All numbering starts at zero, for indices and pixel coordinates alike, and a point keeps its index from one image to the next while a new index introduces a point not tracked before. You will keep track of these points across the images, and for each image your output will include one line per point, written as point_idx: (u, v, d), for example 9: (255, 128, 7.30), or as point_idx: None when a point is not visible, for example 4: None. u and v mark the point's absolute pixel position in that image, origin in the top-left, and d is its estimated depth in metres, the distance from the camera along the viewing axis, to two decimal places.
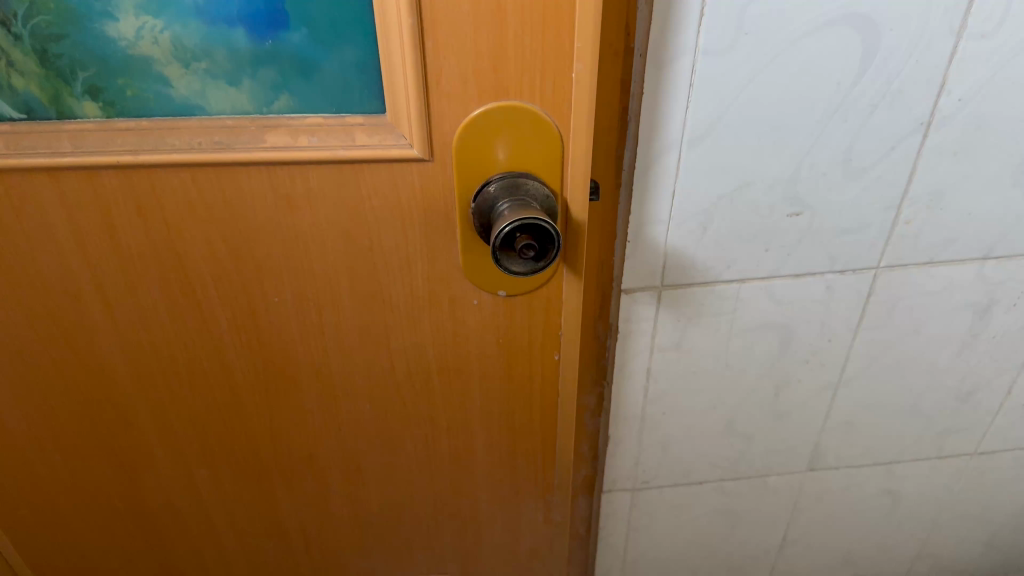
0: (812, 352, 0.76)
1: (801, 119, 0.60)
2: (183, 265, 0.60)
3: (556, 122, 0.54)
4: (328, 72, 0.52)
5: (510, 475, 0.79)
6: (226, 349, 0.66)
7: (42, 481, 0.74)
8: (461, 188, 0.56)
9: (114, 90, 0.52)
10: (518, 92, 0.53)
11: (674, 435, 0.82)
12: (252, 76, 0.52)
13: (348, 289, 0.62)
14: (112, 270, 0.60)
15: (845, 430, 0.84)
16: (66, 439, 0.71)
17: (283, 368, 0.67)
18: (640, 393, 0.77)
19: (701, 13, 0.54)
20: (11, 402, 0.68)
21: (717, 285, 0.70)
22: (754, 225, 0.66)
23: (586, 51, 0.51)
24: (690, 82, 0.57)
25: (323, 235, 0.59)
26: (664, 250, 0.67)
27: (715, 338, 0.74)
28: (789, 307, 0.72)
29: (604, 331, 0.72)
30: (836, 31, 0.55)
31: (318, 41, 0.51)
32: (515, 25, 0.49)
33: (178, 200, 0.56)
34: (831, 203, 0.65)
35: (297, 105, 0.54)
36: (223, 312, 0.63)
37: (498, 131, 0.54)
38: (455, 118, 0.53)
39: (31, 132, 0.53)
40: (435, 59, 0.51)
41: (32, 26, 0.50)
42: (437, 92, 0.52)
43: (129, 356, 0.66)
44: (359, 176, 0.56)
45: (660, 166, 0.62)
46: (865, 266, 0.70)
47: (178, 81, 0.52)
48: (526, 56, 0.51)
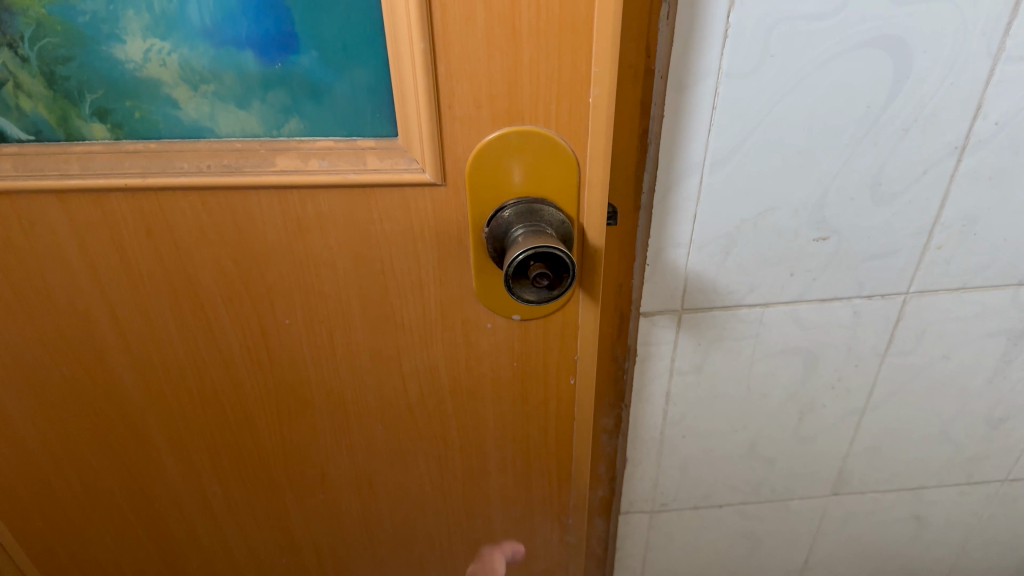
0: (837, 378, 0.74)
1: (829, 144, 0.58)
2: (193, 286, 0.59)
3: (572, 147, 0.53)
4: (338, 95, 0.52)
5: (525, 497, 0.78)
6: (238, 369, 0.65)
7: (55, 496, 0.74)
8: (473, 212, 0.55)
9: (122, 112, 0.52)
10: (533, 118, 0.51)
11: (693, 458, 0.80)
12: (262, 99, 0.51)
13: (360, 310, 0.61)
14: (121, 290, 0.59)
15: (870, 454, 0.82)
16: (77, 457, 0.71)
17: (294, 388, 0.67)
18: (659, 415, 0.75)
19: (725, 35, 0.52)
20: (22, 419, 0.67)
21: (740, 309, 0.68)
22: (778, 249, 0.63)
23: (603, 76, 0.49)
24: (713, 105, 0.55)
25: (334, 257, 0.58)
26: (684, 274, 0.65)
27: (737, 362, 0.72)
28: (814, 331, 0.70)
29: (622, 353, 0.71)
30: (866, 54, 0.53)
31: (329, 63, 0.50)
32: (529, 50, 0.48)
33: (187, 223, 0.56)
34: (859, 228, 0.63)
35: (307, 128, 0.53)
36: (233, 332, 0.62)
37: (512, 156, 0.53)
38: (469, 142, 0.52)
39: (40, 154, 0.53)
40: (447, 83, 0.49)
41: (39, 49, 0.49)
42: (449, 116, 0.51)
43: (140, 376, 0.65)
44: (369, 200, 0.55)
45: (681, 188, 0.60)
46: (894, 291, 0.67)
47: (188, 103, 0.51)
48: (541, 81, 0.50)
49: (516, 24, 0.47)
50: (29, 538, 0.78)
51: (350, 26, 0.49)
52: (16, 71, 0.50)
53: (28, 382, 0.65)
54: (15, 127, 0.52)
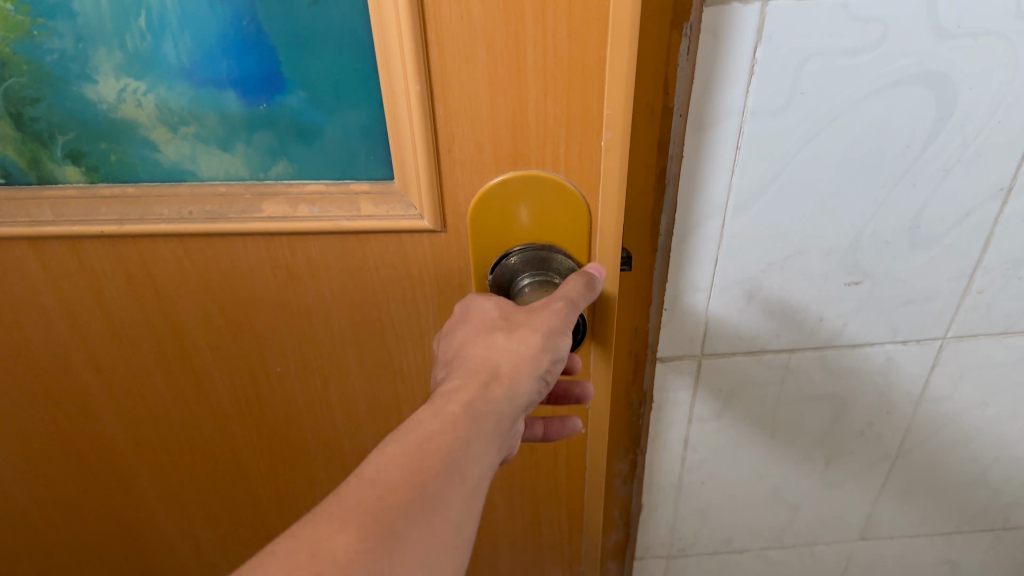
0: (868, 425, 0.69)
1: (863, 185, 0.53)
2: (178, 334, 0.56)
3: (582, 192, 0.48)
4: (330, 137, 0.47)
5: (534, 545, 0.74)
6: (228, 418, 0.61)
7: (42, 542, 0.71)
8: (477, 259, 0.51)
9: (97, 155, 0.48)
10: (540, 161, 0.47)
11: (712, 504, 0.75)
12: (247, 141, 0.47)
13: (355, 359, 0.57)
14: (102, 339, 0.56)
15: (901, 501, 0.77)
16: (64, 505, 0.67)
17: (288, 436, 0.63)
18: (677, 461, 0.71)
19: (751, 72, 0.48)
20: (5, 466, 0.64)
21: (765, 354, 0.63)
22: (807, 294, 0.59)
23: (616, 118, 0.44)
24: (736, 145, 0.51)
25: (327, 305, 0.54)
26: (705, 318, 0.60)
27: (760, 407, 0.67)
28: (844, 377, 0.65)
29: (638, 399, 0.66)
30: (905, 90, 0.49)
31: (318, 104, 0.46)
32: (536, 91, 0.44)
33: (169, 270, 0.52)
34: (894, 271, 0.58)
35: (296, 171, 0.48)
36: (222, 380, 0.59)
37: (518, 201, 0.48)
38: (470, 187, 0.48)
39: (11, 199, 0.49)
40: (446, 127, 0.45)
41: (5, 89, 0.45)
42: (449, 160, 0.47)
43: (125, 425, 0.62)
44: (364, 247, 0.51)
45: (702, 231, 0.55)
46: (930, 336, 0.63)
47: (167, 145, 0.47)
48: (549, 123, 0.45)
49: (522, 63, 0.43)
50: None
51: (341, 64, 0.44)
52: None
53: (9, 431, 0.62)
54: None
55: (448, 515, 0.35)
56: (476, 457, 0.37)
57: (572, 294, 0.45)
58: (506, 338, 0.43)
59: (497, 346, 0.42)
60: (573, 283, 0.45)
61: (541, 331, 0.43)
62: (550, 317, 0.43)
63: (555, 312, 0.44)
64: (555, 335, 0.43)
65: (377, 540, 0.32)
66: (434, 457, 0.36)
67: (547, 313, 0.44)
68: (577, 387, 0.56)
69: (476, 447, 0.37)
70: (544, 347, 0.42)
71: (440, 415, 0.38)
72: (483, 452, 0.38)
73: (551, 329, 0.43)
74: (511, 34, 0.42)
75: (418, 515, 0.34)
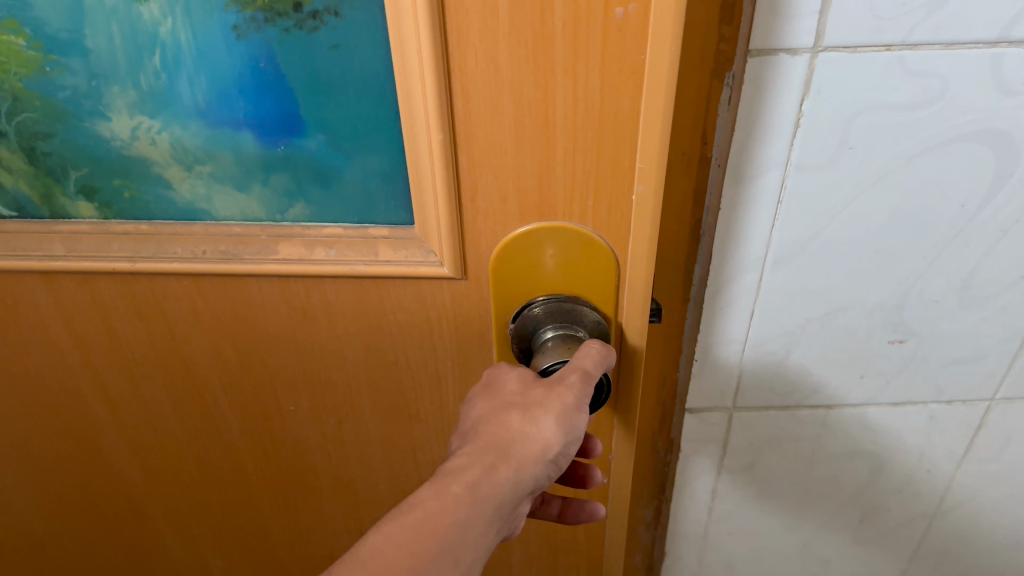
0: (907, 482, 0.66)
1: (912, 243, 0.50)
2: (190, 370, 0.54)
3: (610, 246, 0.45)
4: (349, 182, 0.45)
5: None
6: (240, 453, 0.60)
7: (53, 565, 0.70)
8: (498, 307, 0.48)
9: (110, 191, 0.47)
10: (567, 213, 0.44)
11: (740, 555, 0.72)
12: (263, 182, 0.45)
13: (370, 401, 0.55)
14: (112, 372, 0.54)
15: (938, 557, 0.73)
16: (74, 531, 0.66)
17: (300, 473, 0.61)
18: (703, 511, 0.68)
19: (797, 125, 0.45)
20: (16, 490, 0.63)
21: (801, 410, 0.60)
22: (848, 351, 0.56)
23: (650, 172, 0.42)
24: (778, 198, 0.48)
25: (343, 347, 0.52)
26: (738, 371, 0.57)
27: (794, 462, 0.64)
28: (884, 436, 0.62)
29: (665, 448, 0.64)
30: (963, 148, 0.45)
31: (337, 148, 0.44)
32: (564, 143, 0.41)
33: (182, 307, 0.50)
34: (942, 331, 0.55)
35: (314, 214, 0.47)
36: (234, 416, 0.57)
37: (542, 251, 0.46)
38: (493, 237, 0.45)
39: (24, 232, 0.48)
40: (469, 176, 0.43)
41: (17, 123, 0.44)
42: (472, 209, 0.44)
43: (136, 456, 0.60)
44: (381, 292, 0.48)
45: (737, 284, 0.52)
46: (976, 397, 0.60)
47: (181, 184, 0.46)
48: (577, 175, 0.43)
49: (550, 114, 0.40)
50: None
51: (360, 108, 0.42)
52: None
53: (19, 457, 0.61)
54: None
55: None
56: (471, 542, 0.36)
57: (585, 369, 0.42)
58: (523, 419, 0.41)
59: (513, 429, 0.41)
60: (587, 356, 0.42)
61: (557, 411, 0.40)
62: (569, 392, 0.41)
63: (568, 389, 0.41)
64: (571, 416, 0.41)
65: None
66: (430, 539, 0.35)
67: (565, 388, 0.41)
68: (581, 471, 0.54)
69: (473, 534, 0.37)
70: (560, 430, 0.40)
71: (441, 496, 0.37)
72: (482, 536, 0.37)
73: (564, 408, 0.41)
74: (540, 85, 0.39)
75: None
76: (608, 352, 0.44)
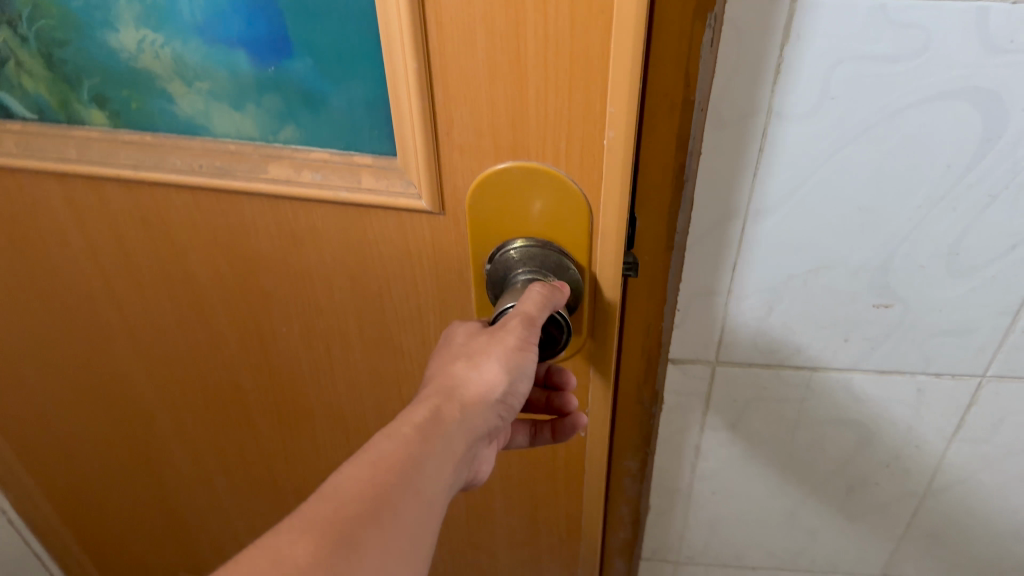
0: (894, 457, 0.65)
1: (897, 203, 0.49)
2: (190, 282, 0.57)
3: (583, 190, 0.46)
4: (335, 108, 0.47)
5: (533, 541, 0.73)
6: (237, 368, 0.63)
7: (74, 455, 0.76)
8: (474, 244, 0.49)
9: (119, 101, 0.50)
10: (540, 154, 0.45)
11: (724, 517, 0.73)
12: (257, 102, 0.47)
13: (356, 330, 0.57)
14: (121, 277, 0.58)
15: (929, 542, 0.72)
16: (91, 425, 0.71)
17: (293, 395, 0.64)
18: (688, 467, 0.69)
19: (777, 71, 0.45)
20: (40, 381, 0.68)
21: (785, 370, 0.60)
22: (832, 312, 0.56)
23: (619, 117, 0.42)
24: (759, 146, 0.48)
25: (329, 273, 0.54)
26: (720, 324, 0.58)
27: (778, 425, 0.64)
28: (870, 405, 0.62)
29: (649, 399, 0.64)
30: (947, 106, 0.45)
31: (325, 72, 0.45)
32: (536, 81, 0.42)
33: (182, 220, 0.53)
34: (930, 299, 0.54)
35: (304, 137, 0.48)
36: (231, 332, 0.60)
37: (515, 192, 0.46)
38: (470, 172, 0.46)
39: (41, 135, 0.51)
40: (445, 110, 0.44)
41: (36, 30, 0.48)
42: (448, 143, 0.45)
43: (144, 361, 0.64)
44: (365, 220, 0.50)
45: (720, 233, 0.53)
46: (966, 372, 0.58)
47: (182, 99, 0.48)
48: (549, 115, 0.43)
49: (522, 51, 0.41)
50: (56, 487, 0.80)
51: (346, 34, 0.44)
52: (20, 51, 0.49)
53: (42, 349, 0.65)
54: (21, 104, 0.52)
55: (402, 527, 0.33)
56: (429, 472, 0.36)
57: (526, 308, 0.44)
58: (466, 365, 0.42)
59: (457, 374, 0.42)
60: (526, 295, 0.44)
61: (498, 353, 0.42)
62: (511, 335, 0.42)
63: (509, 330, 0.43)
64: (513, 354, 0.42)
65: (338, 549, 0.31)
66: (389, 471, 0.35)
67: (506, 331, 0.43)
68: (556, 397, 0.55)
69: (430, 465, 0.37)
70: (502, 370, 0.42)
71: (394, 435, 0.37)
72: (440, 467, 0.37)
73: (506, 346, 0.42)
74: (512, 18, 0.39)
75: (376, 522, 0.32)
76: (553, 292, 0.45)
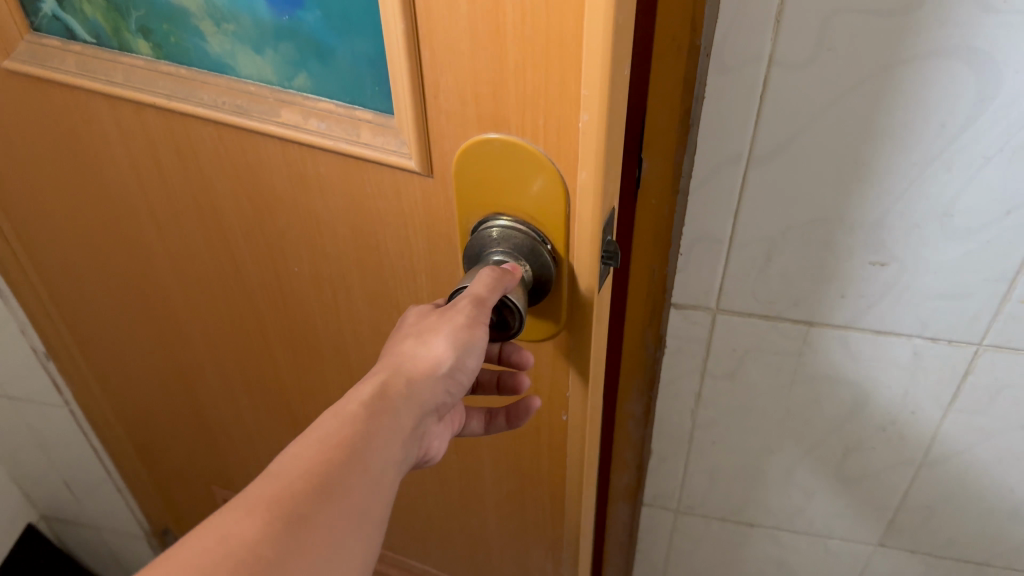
0: (890, 421, 0.67)
1: (892, 160, 0.51)
2: (218, 212, 0.61)
3: (561, 173, 0.44)
4: (342, 61, 0.47)
5: (520, 522, 0.73)
6: (258, 298, 0.67)
7: (123, 357, 0.83)
8: (461, 210, 0.49)
9: (162, 33, 0.53)
10: (520, 129, 0.43)
11: (723, 469, 0.75)
12: (274, 48, 0.49)
13: (358, 281, 0.60)
14: (161, 198, 0.63)
15: (925, 514, 0.73)
16: (140, 333, 0.78)
17: (306, 332, 0.68)
18: (687, 414, 0.72)
19: (778, 23, 0.47)
20: (96, 285, 0.76)
21: (783, 322, 0.62)
22: (829, 267, 0.58)
23: (594, 101, 0.39)
24: (760, 94, 0.50)
25: (334, 222, 0.56)
26: (721, 272, 0.61)
27: (776, 377, 0.66)
28: (867, 364, 0.63)
29: (653, 341, 0.67)
30: (941, 64, 0.47)
31: (330, 26, 0.46)
32: (515, 54, 0.40)
33: (208, 152, 0.57)
34: (925, 260, 0.55)
35: (315, 87, 0.49)
36: (252, 263, 0.64)
37: (497, 165, 0.45)
38: (455, 139, 0.46)
39: (96, 56, 0.56)
40: (432, 74, 0.43)
41: None
42: (435, 107, 0.45)
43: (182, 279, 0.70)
44: (364, 174, 0.51)
45: (722, 179, 0.55)
46: (963, 339, 0.60)
47: (212, 37, 0.51)
48: (530, 92, 0.42)
49: (502, 23, 0.39)
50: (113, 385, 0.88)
51: None
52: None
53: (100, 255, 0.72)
54: (83, 28, 0.56)
55: (351, 499, 0.37)
56: (376, 451, 0.39)
57: (475, 292, 0.43)
58: (416, 343, 0.43)
59: (406, 352, 0.43)
60: (478, 279, 0.44)
61: (448, 330, 0.43)
62: (459, 314, 0.43)
63: (459, 313, 0.43)
64: (464, 332, 0.43)
65: (284, 519, 0.34)
66: (333, 450, 0.37)
67: (456, 310, 0.43)
68: (512, 377, 0.56)
69: (376, 444, 0.39)
70: (451, 347, 0.43)
71: (340, 414, 0.39)
72: (387, 445, 0.40)
73: (455, 326, 0.43)
74: None
75: (321, 493, 0.36)
76: (506, 278, 0.45)
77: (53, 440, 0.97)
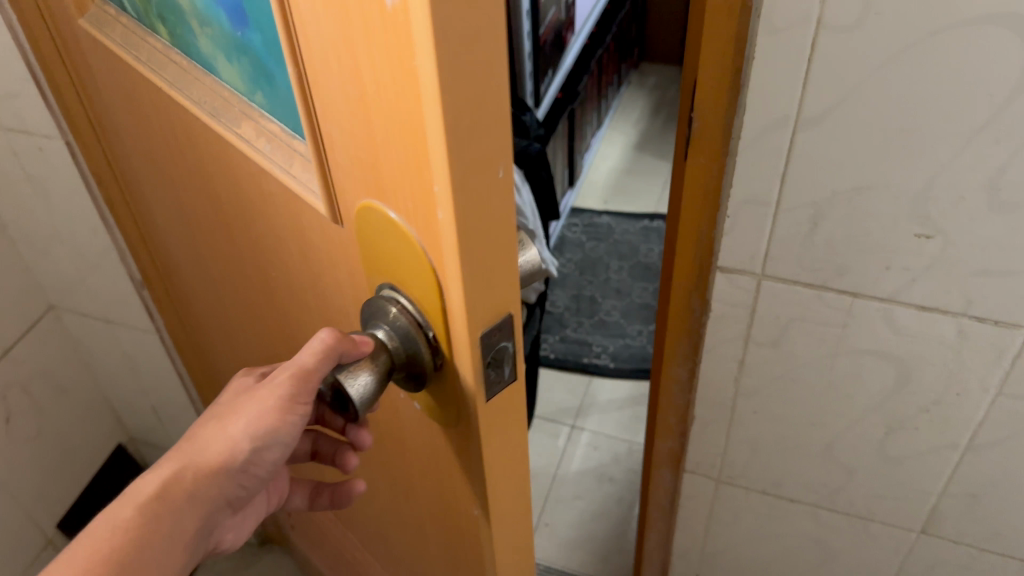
0: (934, 403, 0.66)
1: (940, 128, 0.51)
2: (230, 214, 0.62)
3: (429, 265, 0.39)
4: (280, 90, 0.44)
5: None
6: (260, 297, 0.67)
7: (190, 302, 0.89)
8: (368, 271, 0.45)
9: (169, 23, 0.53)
10: (396, 207, 0.39)
11: (765, 440, 0.76)
12: (238, 61, 0.47)
13: (317, 309, 0.57)
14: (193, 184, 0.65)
15: (969, 503, 0.72)
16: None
17: (293, 340, 0.66)
18: (730, 382, 0.73)
19: None
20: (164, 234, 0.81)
21: (827, 292, 0.63)
22: (874, 235, 0.58)
23: (439, 195, 0.34)
24: (808, 56, 0.52)
25: (290, 244, 0.54)
26: (767, 236, 0.62)
27: (819, 349, 0.67)
28: (911, 340, 0.63)
29: (700, 306, 0.70)
30: (989, 31, 0.47)
31: (267, 51, 0.42)
32: (381, 126, 0.36)
33: (202, 145, 0.57)
34: (972, 233, 0.55)
35: (270, 108, 0.47)
36: (249, 261, 0.64)
37: (382, 235, 0.41)
38: (354, 197, 0.42)
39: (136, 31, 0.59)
40: (327, 125, 0.40)
41: None
42: (335, 159, 0.41)
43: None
44: (302, 204, 0.48)
45: (770, 142, 0.57)
46: (1011, 321, 0.58)
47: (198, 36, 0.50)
48: (398, 169, 0.37)
49: (365, 88, 0.35)
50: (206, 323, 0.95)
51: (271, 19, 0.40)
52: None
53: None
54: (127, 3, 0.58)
55: None
56: (151, 553, 0.45)
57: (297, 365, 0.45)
58: (217, 428, 0.49)
59: (208, 437, 0.49)
60: (304, 347, 0.45)
61: (255, 415, 0.48)
62: (281, 389, 0.47)
63: (269, 398, 0.47)
64: (270, 415, 0.48)
65: None
66: (106, 561, 0.44)
67: (277, 387, 0.47)
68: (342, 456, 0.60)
69: (152, 545, 0.45)
70: (251, 432, 0.48)
71: (122, 518, 0.45)
72: (163, 549, 0.46)
73: (262, 411, 0.48)
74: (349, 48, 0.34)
75: None
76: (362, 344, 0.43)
77: (146, 366, 1.06)
